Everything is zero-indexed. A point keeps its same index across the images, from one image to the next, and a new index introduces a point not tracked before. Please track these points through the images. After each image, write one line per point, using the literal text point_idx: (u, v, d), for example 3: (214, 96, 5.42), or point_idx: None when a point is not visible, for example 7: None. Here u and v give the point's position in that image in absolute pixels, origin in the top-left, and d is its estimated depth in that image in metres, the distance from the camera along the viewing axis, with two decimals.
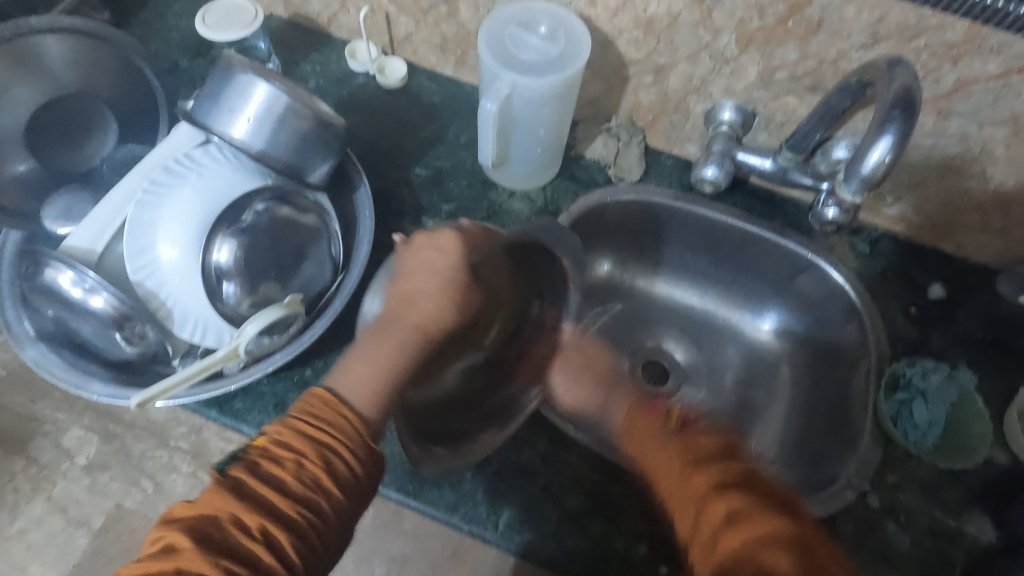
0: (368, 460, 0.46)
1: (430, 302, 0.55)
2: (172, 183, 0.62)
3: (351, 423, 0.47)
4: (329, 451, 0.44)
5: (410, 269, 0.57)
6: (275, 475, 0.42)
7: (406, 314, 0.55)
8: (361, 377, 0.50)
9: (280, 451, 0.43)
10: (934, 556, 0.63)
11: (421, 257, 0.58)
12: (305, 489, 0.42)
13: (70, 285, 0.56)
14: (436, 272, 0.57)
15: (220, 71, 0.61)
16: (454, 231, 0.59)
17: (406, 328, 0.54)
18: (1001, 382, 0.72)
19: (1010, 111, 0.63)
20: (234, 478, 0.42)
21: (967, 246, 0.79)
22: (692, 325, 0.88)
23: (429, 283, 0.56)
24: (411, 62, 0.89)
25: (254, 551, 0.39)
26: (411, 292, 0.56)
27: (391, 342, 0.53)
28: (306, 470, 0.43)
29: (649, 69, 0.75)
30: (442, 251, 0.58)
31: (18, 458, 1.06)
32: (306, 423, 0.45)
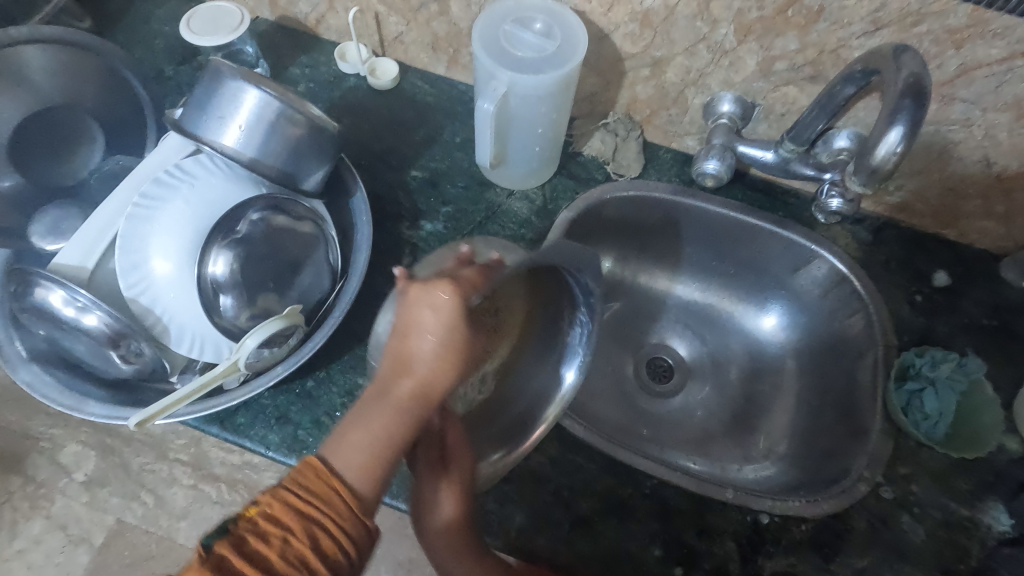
0: (361, 539, 0.42)
1: (428, 368, 0.45)
2: (164, 195, 0.61)
3: (348, 498, 0.42)
4: (321, 533, 0.40)
5: (403, 327, 0.45)
6: (261, 560, 0.38)
7: (400, 381, 0.45)
8: (356, 449, 0.44)
9: (270, 530, 0.39)
10: (949, 547, 0.63)
11: (416, 312, 0.45)
12: (293, 573, 0.38)
13: (62, 304, 0.54)
14: (430, 333, 0.44)
15: (208, 77, 0.59)
16: (452, 284, 0.43)
17: (402, 399, 0.45)
18: (1009, 368, 0.72)
19: (1014, 96, 0.63)
20: (216, 557, 0.37)
21: (970, 232, 0.78)
22: (694, 320, 0.87)
23: (424, 344, 0.45)
24: (402, 61, 0.87)
25: None
26: (406, 354, 0.45)
27: (386, 411, 0.45)
28: (296, 553, 0.38)
29: (646, 63, 0.74)
30: (435, 309, 0.44)
31: (15, 477, 1.04)
32: (297, 497, 0.41)
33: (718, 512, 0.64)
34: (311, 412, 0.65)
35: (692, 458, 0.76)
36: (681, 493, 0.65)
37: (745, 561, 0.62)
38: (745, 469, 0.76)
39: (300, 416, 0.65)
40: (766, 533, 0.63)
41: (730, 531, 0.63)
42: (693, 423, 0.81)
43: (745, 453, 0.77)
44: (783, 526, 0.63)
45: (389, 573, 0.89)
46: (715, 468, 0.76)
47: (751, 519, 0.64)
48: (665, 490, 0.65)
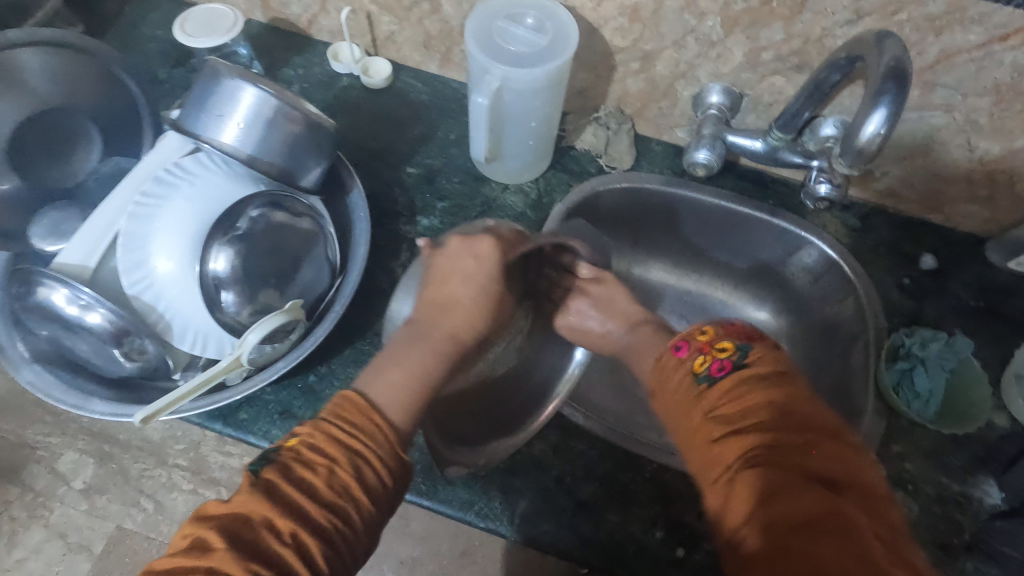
0: (398, 470, 0.45)
1: (464, 309, 0.56)
2: (163, 194, 0.61)
3: (385, 431, 0.45)
4: (361, 460, 0.43)
5: (443, 276, 0.58)
6: (307, 483, 0.41)
7: (438, 323, 0.55)
8: (394, 383, 0.49)
9: (313, 456, 0.42)
10: (943, 521, 0.64)
11: (458, 264, 0.58)
12: (337, 496, 0.41)
13: (65, 303, 0.55)
14: (471, 280, 0.57)
15: (205, 77, 0.60)
16: (489, 240, 0.59)
17: (440, 337, 0.54)
18: (997, 347, 0.74)
19: (993, 81, 0.64)
20: (266, 480, 0.41)
21: (956, 216, 0.80)
22: (689, 310, 0.88)
23: (462, 291, 0.57)
24: (395, 61, 0.88)
25: (282, 557, 0.38)
26: (442, 299, 0.57)
27: (422, 347, 0.53)
28: (338, 476, 0.41)
29: (636, 56, 0.75)
30: (477, 260, 0.58)
31: (13, 486, 1.04)
32: (337, 427, 0.44)
33: None
34: (314, 407, 0.65)
35: None
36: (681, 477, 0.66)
37: None
38: None
39: (303, 411, 0.65)
40: None
41: None
42: None
43: None
44: None
45: (392, 569, 0.90)
46: None
47: None
48: (666, 474, 0.67)
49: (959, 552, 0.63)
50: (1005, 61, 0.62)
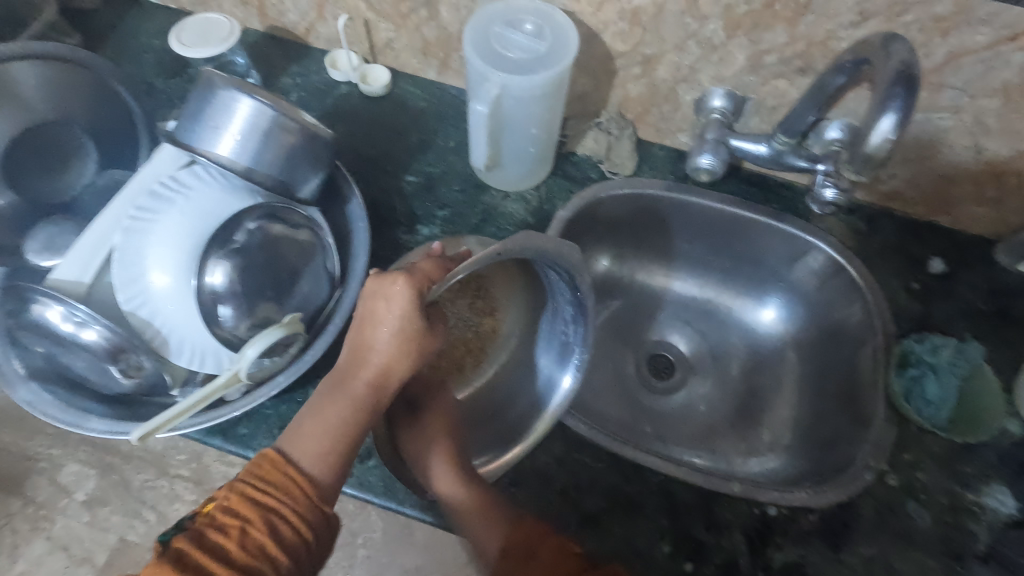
0: (318, 523, 0.46)
1: (384, 355, 0.49)
2: (159, 207, 0.60)
3: (303, 486, 0.47)
4: (276, 518, 0.44)
5: (361, 319, 0.50)
6: (221, 547, 0.42)
7: (358, 370, 0.49)
8: (314, 438, 0.48)
9: (225, 520, 0.43)
10: (957, 531, 0.63)
11: (373, 304, 0.49)
12: (251, 556, 0.42)
13: (60, 320, 0.54)
14: (385, 323, 0.48)
15: (200, 89, 0.60)
16: (403, 277, 0.48)
17: (361, 385, 0.49)
18: (1008, 351, 0.73)
19: (1001, 81, 0.63)
20: (174, 548, 0.41)
21: (964, 218, 0.79)
22: (693, 316, 0.87)
23: (381, 335, 0.48)
24: (393, 67, 0.88)
25: None
26: (363, 343, 0.49)
27: (344, 400, 0.49)
28: (250, 537, 0.42)
29: (637, 61, 0.74)
30: (389, 301, 0.48)
31: (15, 499, 1.03)
32: (250, 486, 0.45)
33: (726, 505, 0.64)
34: None
35: (696, 453, 0.77)
36: (688, 489, 0.65)
37: (755, 554, 0.62)
38: (750, 462, 0.76)
39: None
40: (775, 524, 0.63)
41: (738, 522, 0.63)
42: (696, 418, 0.81)
43: (749, 446, 0.77)
44: (791, 516, 0.63)
45: None
46: (719, 463, 0.76)
47: (758, 512, 0.64)
48: (672, 485, 0.65)
49: (974, 562, 0.61)
50: (1014, 62, 0.61)
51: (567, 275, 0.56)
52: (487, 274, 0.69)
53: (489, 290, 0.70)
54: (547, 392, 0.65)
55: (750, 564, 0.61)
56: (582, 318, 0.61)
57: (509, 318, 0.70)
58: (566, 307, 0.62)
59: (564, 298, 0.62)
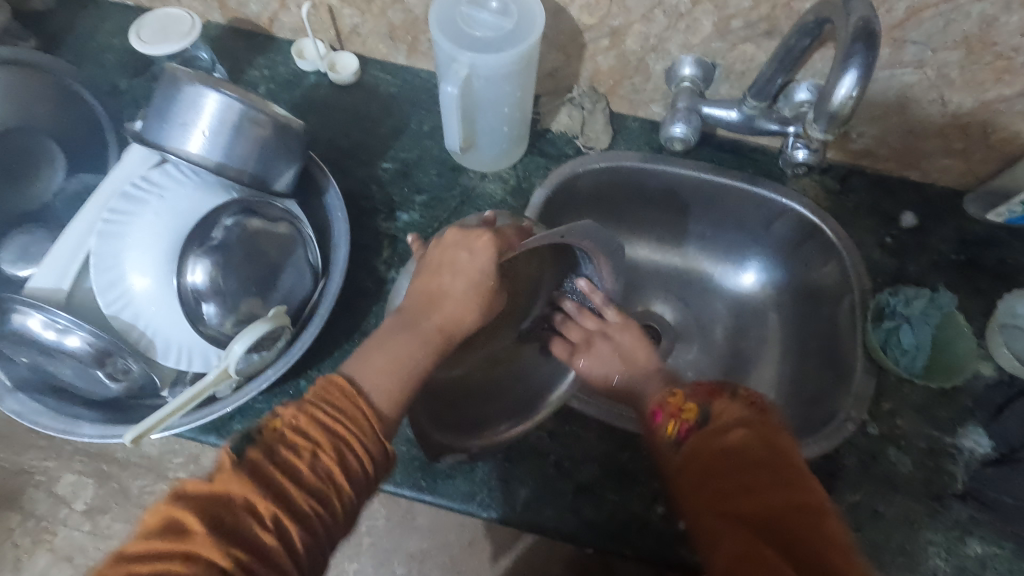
0: (380, 460, 0.44)
1: (455, 303, 0.54)
2: (133, 208, 0.59)
3: (370, 418, 0.45)
4: (345, 447, 0.42)
5: (437, 266, 0.56)
6: (294, 465, 0.40)
7: (430, 314, 0.54)
8: (380, 371, 0.48)
9: (293, 444, 0.41)
10: (936, 473, 0.66)
11: (452, 255, 0.56)
12: (319, 479, 0.40)
13: (42, 328, 0.53)
14: (461, 274, 0.55)
15: (164, 86, 0.58)
16: (488, 235, 0.55)
17: (429, 326, 0.53)
18: (979, 298, 0.75)
19: (961, 34, 0.64)
20: (249, 459, 0.40)
21: (933, 170, 0.80)
22: (680, 287, 0.89)
23: (456, 283, 0.55)
24: (361, 54, 0.87)
25: (264, 541, 0.37)
26: (440, 287, 0.55)
27: (412, 336, 0.52)
28: (322, 461, 0.41)
29: (605, 33, 0.74)
30: (473, 252, 0.55)
31: (14, 513, 1.05)
32: (323, 412, 0.43)
33: None
34: None
35: None
36: None
37: None
38: None
39: None
40: None
41: None
42: (685, 385, 0.83)
43: None
44: None
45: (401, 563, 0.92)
46: None
47: None
48: None
49: (953, 501, 0.64)
50: (973, 13, 0.62)
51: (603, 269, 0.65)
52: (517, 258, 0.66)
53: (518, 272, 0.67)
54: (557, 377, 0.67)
55: None
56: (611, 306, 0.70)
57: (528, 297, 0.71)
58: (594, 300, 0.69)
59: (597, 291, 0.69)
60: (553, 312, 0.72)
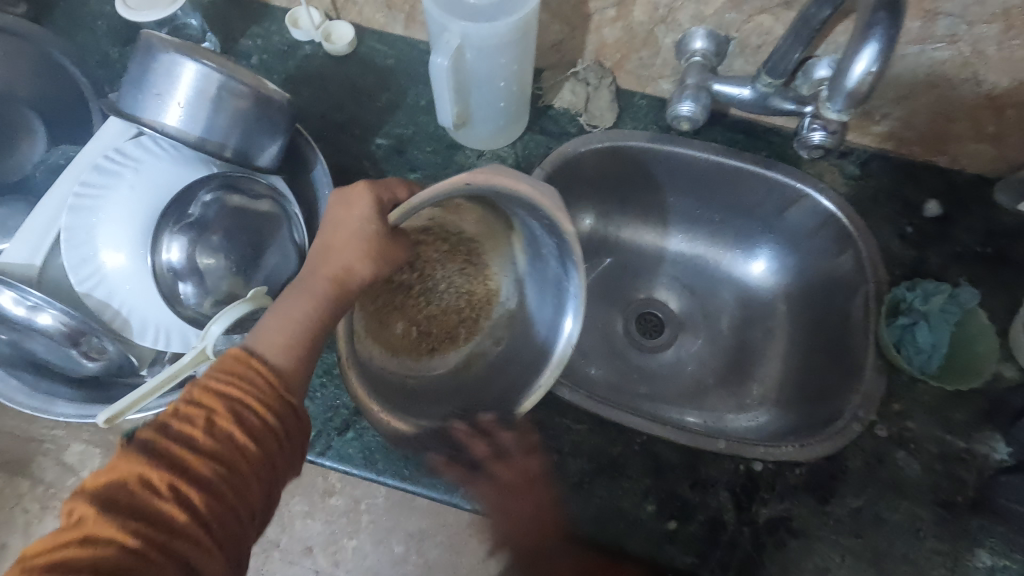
0: (285, 412, 0.44)
1: (344, 251, 0.51)
2: (107, 183, 0.57)
3: (269, 377, 0.45)
4: (243, 408, 0.42)
5: (332, 227, 0.53)
6: (188, 438, 0.40)
7: (321, 265, 0.51)
8: (277, 331, 0.48)
9: (187, 415, 0.41)
10: (946, 480, 0.62)
11: (338, 214, 0.53)
12: (219, 443, 0.40)
13: (12, 303, 0.50)
14: (348, 223, 0.52)
15: (141, 54, 0.56)
16: (364, 183, 0.53)
17: (322, 281, 0.50)
18: (1004, 294, 0.70)
19: (1000, 5, 0.59)
20: (141, 439, 0.39)
21: (962, 155, 0.75)
22: (684, 273, 0.85)
23: (342, 234, 0.52)
24: (357, 24, 0.83)
25: (164, 509, 0.37)
26: (338, 242, 0.51)
27: (305, 294, 0.50)
28: (218, 425, 0.41)
29: (611, 2, 0.70)
30: (354, 205, 0.52)
31: (23, 479, 1.07)
32: (218, 380, 0.43)
33: (710, 463, 0.63)
34: None
35: (687, 412, 0.76)
36: (671, 448, 0.64)
37: (740, 510, 0.61)
38: (740, 418, 0.76)
39: None
40: (760, 480, 0.62)
41: (726, 478, 0.62)
42: (686, 377, 0.80)
43: (739, 402, 0.77)
44: (777, 472, 0.63)
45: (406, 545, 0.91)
46: (710, 420, 0.76)
47: (744, 468, 0.63)
48: (656, 446, 0.64)
49: (963, 511, 0.61)
50: None
51: (550, 227, 0.55)
52: (475, 238, 0.70)
53: (481, 255, 0.70)
54: (547, 349, 0.61)
55: (736, 521, 0.60)
56: (574, 261, 0.57)
57: (502, 282, 0.70)
58: (555, 265, 0.60)
59: (552, 255, 0.60)
60: (530, 291, 0.67)
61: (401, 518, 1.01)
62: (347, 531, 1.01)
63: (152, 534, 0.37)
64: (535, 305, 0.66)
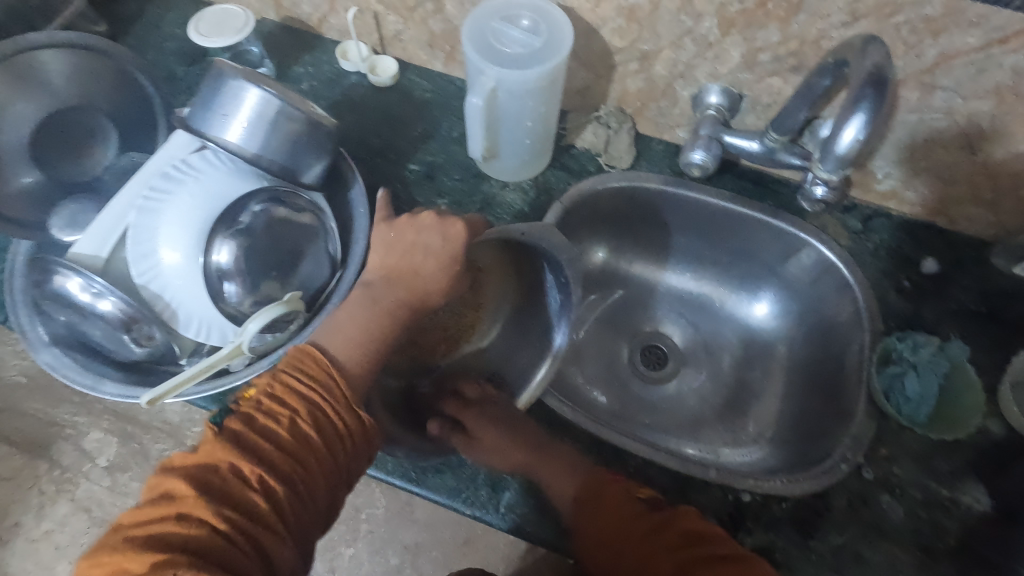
0: (356, 426, 0.50)
1: (429, 280, 0.63)
2: (170, 189, 0.64)
3: (346, 390, 0.51)
4: (321, 416, 0.49)
5: (410, 247, 0.64)
6: (273, 435, 0.47)
7: (400, 286, 0.62)
8: (350, 341, 0.57)
9: (272, 415, 0.47)
10: (928, 526, 0.64)
11: (425, 236, 0.64)
12: (297, 445, 0.47)
13: (79, 290, 0.58)
14: (435, 252, 0.64)
15: (212, 79, 0.63)
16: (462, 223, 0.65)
17: (398, 303, 0.61)
18: (996, 352, 0.73)
19: (993, 84, 0.64)
20: (230, 430, 0.46)
21: (961, 218, 0.79)
22: (688, 308, 0.90)
23: (428, 263, 0.63)
24: (401, 59, 0.91)
25: (249, 497, 0.44)
26: (419, 267, 0.63)
27: (380, 309, 0.60)
28: (299, 428, 0.47)
29: (635, 56, 0.76)
30: (448, 236, 0.64)
31: (42, 461, 1.12)
32: (301, 386, 0.50)
33: (700, 490, 0.67)
34: None
35: (683, 443, 0.80)
36: (664, 472, 0.67)
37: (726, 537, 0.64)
38: (735, 452, 0.79)
39: None
40: (747, 510, 0.65)
41: (714, 506, 0.65)
42: (686, 410, 0.83)
43: (735, 437, 0.80)
44: (764, 504, 0.65)
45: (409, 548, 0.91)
46: (706, 452, 0.79)
47: (732, 498, 0.66)
48: (651, 470, 0.68)
49: (943, 557, 0.63)
50: (1005, 64, 0.62)
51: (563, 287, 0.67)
52: (485, 269, 0.74)
53: (481, 285, 0.74)
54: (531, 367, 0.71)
55: None
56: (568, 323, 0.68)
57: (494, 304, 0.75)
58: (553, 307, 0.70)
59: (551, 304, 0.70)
60: (520, 321, 0.74)
61: (398, 530, 1.03)
62: (345, 537, 1.03)
63: (237, 518, 0.43)
64: (523, 337, 0.74)
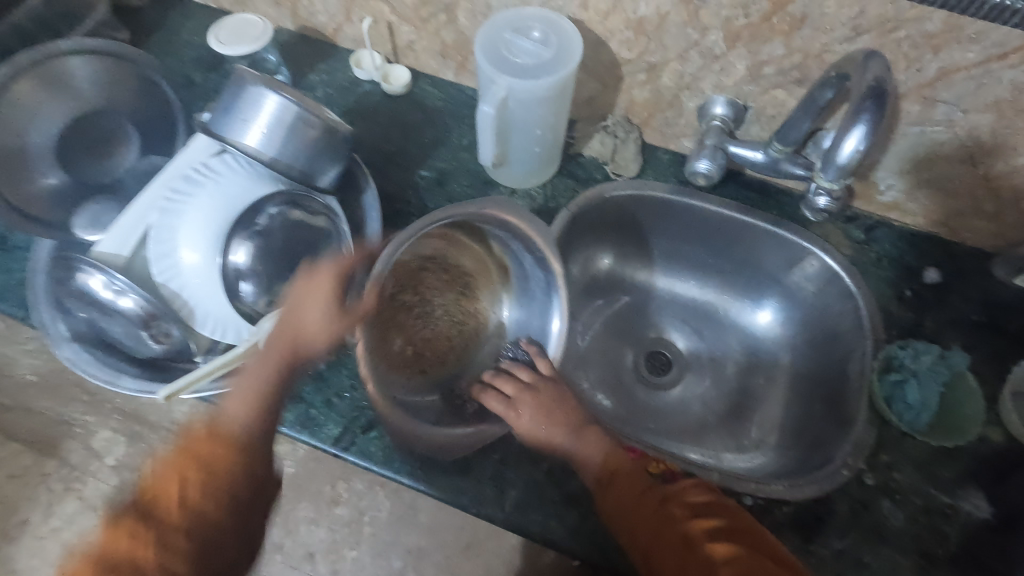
0: None
1: (311, 330, 0.63)
2: (192, 191, 0.66)
3: None
4: None
5: (296, 303, 0.63)
6: None
7: (285, 346, 0.62)
8: (239, 401, 0.60)
9: None
10: (929, 532, 0.65)
11: (300, 297, 0.63)
12: None
13: (101, 287, 0.62)
14: (310, 311, 0.63)
15: (233, 85, 0.65)
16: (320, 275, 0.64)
17: (280, 360, 0.62)
18: (996, 362, 0.74)
19: (993, 98, 0.65)
20: None
21: (962, 230, 0.80)
22: (692, 316, 0.91)
23: (312, 317, 0.63)
24: (413, 68, 0.93)
25: None
26: (303, 319, 0.63)
27: (262, 369, 0.61)
28: None
29: (642, 68, 0.78)
30: (317, 289, 0.63)
31: (52, 459, 1.14)
32: None
33: None
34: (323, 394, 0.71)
35: (686, 448, 0.81)
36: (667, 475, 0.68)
37: None
38: (738, 458, 0.79)
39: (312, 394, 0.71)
40: (749, 514, 0.66)
41: None
42: (690, 416, 0.84)
43: (738, 443, 0.81)
44: (766, 508, 0.66)
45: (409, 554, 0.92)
46: (709, 457, 0.80)
47: (735, 501, 0.67)
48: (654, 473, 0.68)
49: (944, 563, 0.63)
50: (1005, 79, 0.63)
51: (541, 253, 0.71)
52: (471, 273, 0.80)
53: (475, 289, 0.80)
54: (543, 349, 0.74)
55: None
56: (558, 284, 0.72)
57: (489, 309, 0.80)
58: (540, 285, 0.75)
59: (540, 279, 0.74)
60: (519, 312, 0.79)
61: (401, 535, 1.03)
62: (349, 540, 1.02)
63: None
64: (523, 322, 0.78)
